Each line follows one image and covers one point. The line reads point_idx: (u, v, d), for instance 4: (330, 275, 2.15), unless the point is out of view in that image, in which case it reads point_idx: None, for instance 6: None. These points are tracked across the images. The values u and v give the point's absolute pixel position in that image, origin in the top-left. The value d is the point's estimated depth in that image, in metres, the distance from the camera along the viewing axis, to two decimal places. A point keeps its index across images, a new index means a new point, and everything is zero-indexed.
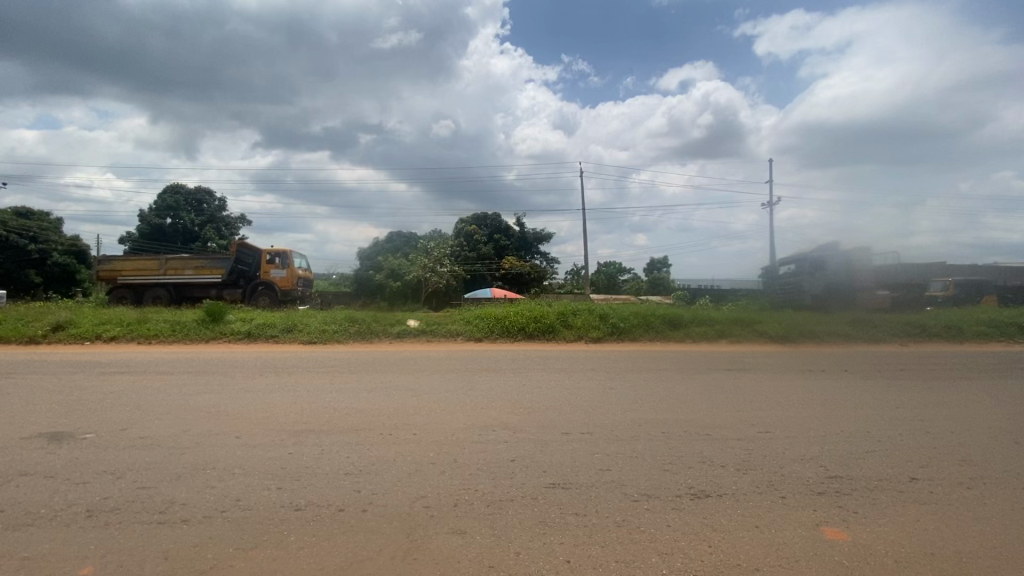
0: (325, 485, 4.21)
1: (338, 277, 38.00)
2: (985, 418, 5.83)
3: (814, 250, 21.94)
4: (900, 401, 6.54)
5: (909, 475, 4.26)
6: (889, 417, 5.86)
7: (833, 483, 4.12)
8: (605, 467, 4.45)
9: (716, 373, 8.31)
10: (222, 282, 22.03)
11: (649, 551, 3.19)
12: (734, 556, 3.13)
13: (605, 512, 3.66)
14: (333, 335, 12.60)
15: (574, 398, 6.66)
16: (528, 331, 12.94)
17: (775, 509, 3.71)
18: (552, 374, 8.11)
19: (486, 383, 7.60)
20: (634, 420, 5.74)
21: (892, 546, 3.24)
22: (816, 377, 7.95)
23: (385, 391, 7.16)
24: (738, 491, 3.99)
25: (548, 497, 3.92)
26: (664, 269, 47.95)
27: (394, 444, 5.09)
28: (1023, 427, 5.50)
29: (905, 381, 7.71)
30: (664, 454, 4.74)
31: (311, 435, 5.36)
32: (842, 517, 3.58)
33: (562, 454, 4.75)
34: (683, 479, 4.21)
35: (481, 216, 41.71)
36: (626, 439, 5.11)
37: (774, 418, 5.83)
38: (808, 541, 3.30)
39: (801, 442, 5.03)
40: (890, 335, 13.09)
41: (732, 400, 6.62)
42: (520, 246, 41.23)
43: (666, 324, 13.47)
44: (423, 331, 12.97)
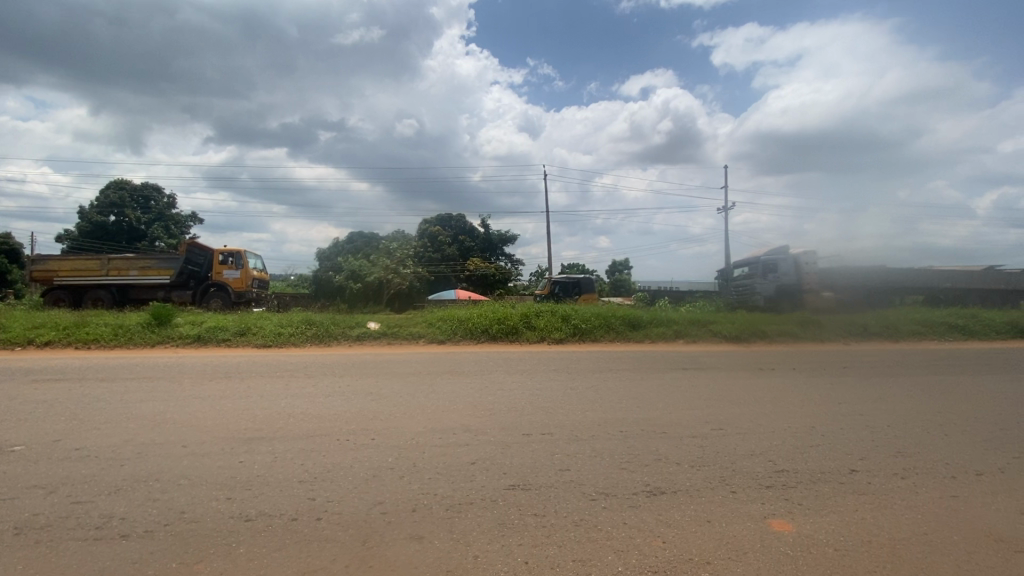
0: (278, 494, 4.07)
1: (296, 278, 36.92)
2: (917, 412, 6.22)
3: (768, 254, 22.93)
4: (843, 397, 6.90)
5: (849, 468, 4.50)
6: (833, 413, 6.18)
7: (780, 477, 4.30)
8: (564, 467, 4.50)
9: (674, 372, 8.54)
10: (171, 283, 20.99)
11: (605, 549, 3.24)
12: (687, 551, 3.22)
13: (563, 512, 3.70)
14: (291, 338, 12.22)
15: (535, 399, 6.69)
16: (492, 333, 12.93)
17: (726, 503, 3.84)
18: (515, 376, 8.13)
19: (448, 385, 7.53)
20: (594, 420, 5.82)
21: (832, 536, 3.41)
22: (766, 375, 8.31)
23: (342, 395, 6.98)
24: (692, 487, 4.10)
25: (508, 498, 3.93)
26: (626, 271, 49.05)
27: (352, 450, 4.97)
28: (949, 420, 5.92)
29: (846, 378, 8.16)
30: (622, 452, 4.83)
31: (264, 442, 5.17)
32: (788, 510, 3.74)
33: (523, 455, 4.77)
34: (640, 477, 4.29)
35: (445, 217, 41.41)
36: (586, 439, 5.17)
37: (726, 415, 6.04)
38: (757, 534, 3.42)
39: (751, 438, 5.23)
40: (834, 335, 13.82)
41: (688, 398, 6.82)
42: (485, 247, 41.15)
43: (627, 325, 13.76)
44: (384, 333, 12.74)
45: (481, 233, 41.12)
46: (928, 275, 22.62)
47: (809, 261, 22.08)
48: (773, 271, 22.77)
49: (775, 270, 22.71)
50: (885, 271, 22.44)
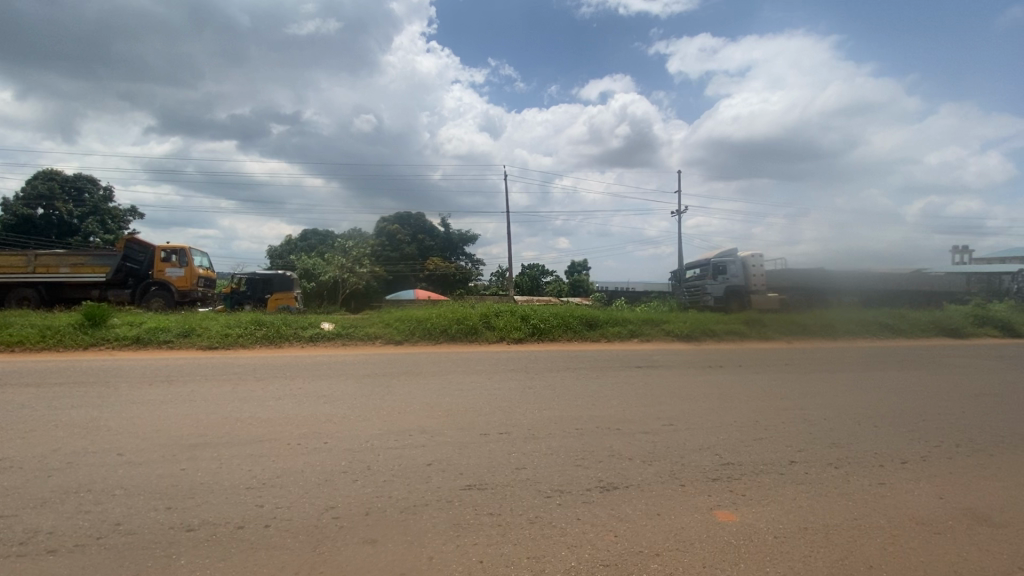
0: (223, 502, 3.90)
1: (246, 277, 35.42)
2: (850, 405, 6.64)
3: (719, 257, 23.72)
4: (784, 393, 7.28)
5: (789, 459, 4.76)
6: (774, 407, 6.51)
7: (726, 469, 4.50)
8: (520, 465, 4.53)
9: (628, 371, 8.75)
10: (106, 282, 19.69)
11: (559, 545, 3.29)
12: (637, 544, 3.32)
13: (519, 510, 3.74)
14: (239, 340, 11.70)
15: (493, 399, 6.69)
16: (451, 333, 12.83)
17: (675, 496, 3.98)
18: (473, 376, 8.10)
19: (405, 386, 7.42)
20: (550, 418, 5.89)
21: (771, 524, 3.60)
22: (714, 372, 8.65)
23: (293, 398, 6.75)
24: (643, 481, 4.23)
25: (463, 499, 3.93)
26: (585, 271, 49.97)
27: (304, 454, 4.82)
28: (878, 413, 6.35)
29: (787, 374, 8.62)
30: (577, 450, 4.91)
31: (209, 448, 4.95)
32: (732, 501, 3.91)
33: (479, 455, 4.77)
34: (594, 473, 4.38)
35: (404, 216, 40.77)
36: (542, 437, 5.23)
37: (677, 411, 6.25)
38: (703, 525, 3.56)
39: (700, 433, 5.45)
40: (777, 334, 14.56)
41: (641, 395, 7.01)
42: (445, 247, 40.79)
43: (584, 325, 13.97)
44: (339, 334, 12.42)
45: (441, 232, 40.76)
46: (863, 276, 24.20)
47: (756, 263, 23.13)
48: (723, 273, 23.41)
49: (724, 272, 23.36)
50: (824, 273, 23.84)
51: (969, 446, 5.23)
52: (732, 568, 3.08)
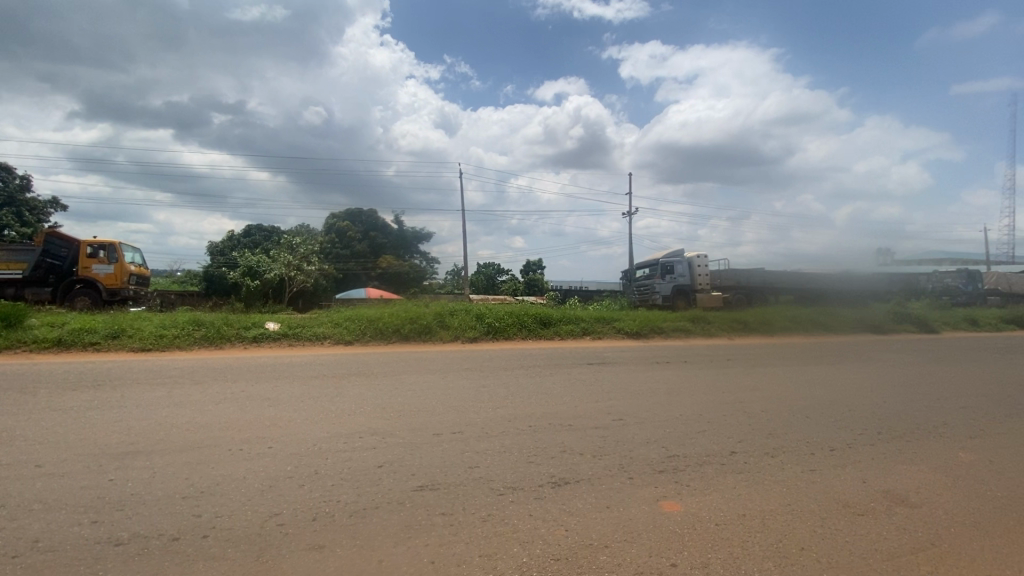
0: (157, 513, 3.67)
1: (183, 275, 33.43)
2: (786, 398, 7.05)
3: (667, 257, 24.56)
4: (727, 387, 7.64)
5: (729, 450, 5.00)
6: (717, 401, 6.82)
7: (672, 461, 4.68)
8: (473, 464, 4.53)
9: (580, 368, 8.90)
10: (23, 279, 18.05)
11: (511, 542, 3.31)
12: (587, 537, 3.39)
13: (471, 508, 3.73)
14: (174, 341, 11.03)
15: (446, 399, 6.64)
16: (404, 333, 12.62)
17: (624, 489, 4.10)
18: (427, 376, 8.02)
19: (355, 388, 7.24)
20: (504, 417, 5.91)
21: (713, 512, 3.78)
22: (662, 368, 8.95)
23: (234, 402, 6.44)
24: (593, 475, 4.32)
25: (415, 500, 3.87)
26: (540, 271, 50.65)
27: (246, 460, 4.62)
28: (812, 404, 6.76)
29: (729, 369, 9.04)
30: (530, 447, 4.95)
31: (141, 457, 4.64)
32: (677, 492, 4.07)
33: (432, 455, 4.72)
34: (546, 469, 4.44)
35: (355, 212, 39.71)
36: (495, 436, 5.24)
37: (627, 406, 6.43)
38: (649, 516, 3.69)
39: (647, 427, 5.63)
40: (720, 331, 15.26)
41: (592, 392, 7.15)
42: (398, 245, 39.99)
43: (538, 323, 14.10)
44: (285, 335, 11.94)
45: (394, 230, 39.93)
46: (798, 276, 25.75)
47: (701, 264, 24.12)
48: (671, 273, 24.24)
49: (672, 272, 24.21)
50: (763, 274, 25.22)
51: (889, 432, 5.68)
52: (677, 555, 3.20)
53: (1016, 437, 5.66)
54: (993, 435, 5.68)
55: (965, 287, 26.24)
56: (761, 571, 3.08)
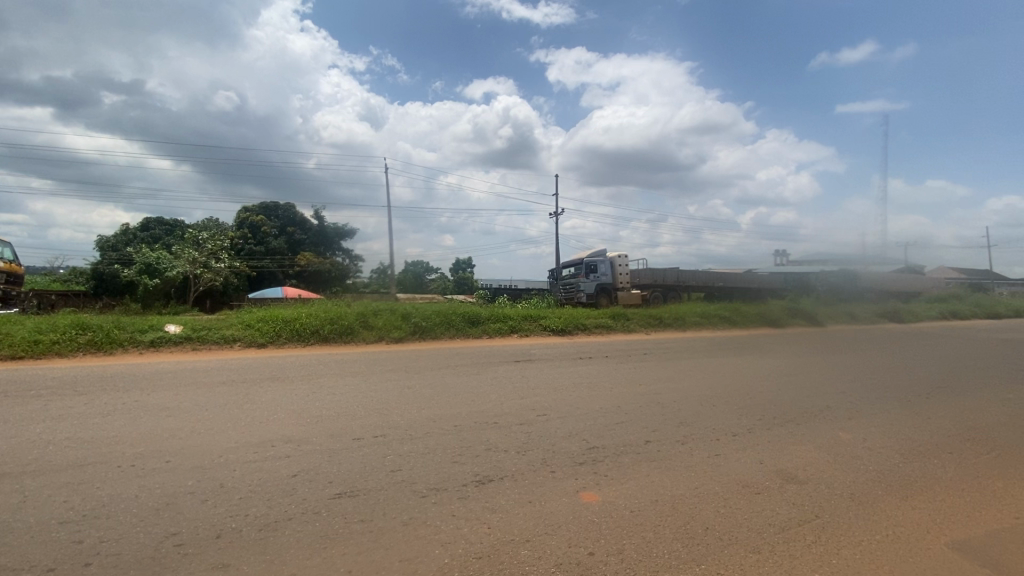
0: (26, 542, 3.22)
1: (66, 273, 29.70)
2: (695, 388, 7.56)
3: (591, 257, 25.44)
4: (642, 379, 8.06)
5: (644, 439, 5.29)
6: (635, 393, 7.16)
7: (592, 453, 4.85)
8: (395, 467, 4.42)
9: (506, 365, 9.01)
10: None
11: (433, 543, 3.27)
12: (509, 532, 3.42)
13: (392, 513, 3.64)
14: (54, 347, 9.80)
15: (368, 401, 6.45)
16: (323, 334, 12.06)
17: (546, 483, 4.19)
18: (349, 378, 7.75)
19: (270, 393, 6.83)
20: (429, 417, 5.83)
21: (628, 499, 3.96)
22: (585, 364, 9.26)
23: (127, 413, 5.81)
24: (517, 471, 4.38)
25: (332, 508, 3.71)
26: (468, 270, 50.60)
27: (139, 476, 4.19)
28: (717, 393, 7.30)
29: (646, 363, 9.55)
30: (454, 447, 4.92)
31: (7, 480, 4.05)
32: (596, 482, 4.23)
33: (351, 461, 4.55)
34: (470, 468, 4.43)
35: (270, 206, 37.38)
36: (419, 437, 5.15)
37: (551, 402, 6.58)
38: (569, 508, 3.80)
39: (569, 421, 5.80)
40: (639, 327, 16.09)
41: (517, 389, 7.26)
42: (318, 241, 37.95)
43: (466, 322, 14.04)
44: (188, 338, 10.95)
45: (314, 226, 37.92)
46: (709, 275, 27.65)
47: (623, 263, 25.21)
48: (594, 272, 25.11)
49: (595, 271, 25.12)
50: (677, 273, 26.88)
51: (784, 417, 6.27)
52: (594, 544, 3.32)
53: (884, 416, 6.46)
54: (866, 416, 6.46)
55: None
56: (670, 553, 3.27)
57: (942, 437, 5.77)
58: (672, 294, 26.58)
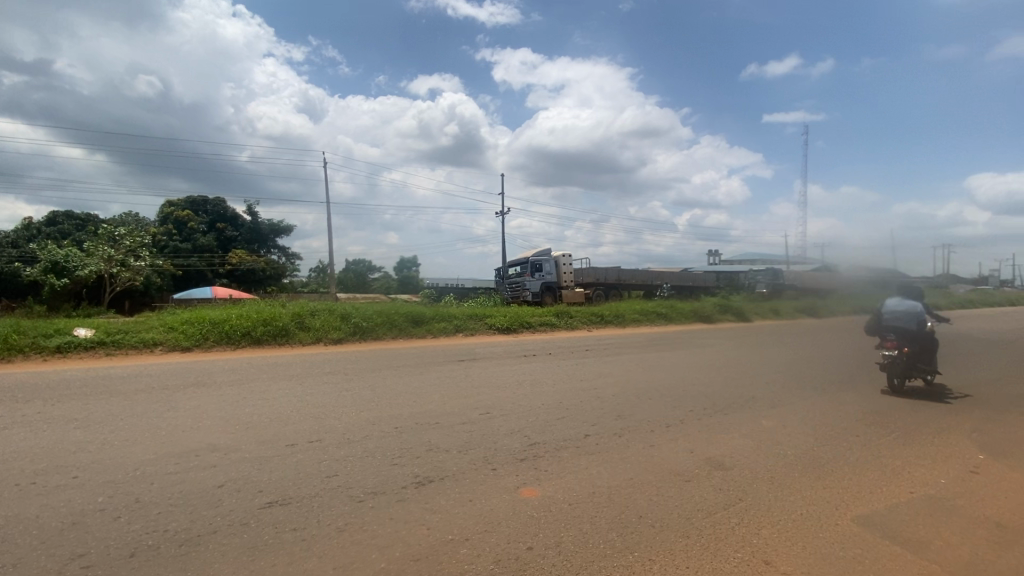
0: None
1: None
2: (633, 382, 7.84)
3: (536, 256, 25.78)
4: (584, 375, 8.26)
5: (584, 433, 5.42)
6: (576, 389, 7.33)
7: (532, 449, 4.92)
8: (331, 473, 4.28)
9: (451, 365, 8.96)
10: None
11: (369, 548, 3.20)
12: (447, 533, 3.41)
13: (327, 519, 3.53)
14: None
15: (304, 405, 6.21)
16: (255, 335, 11.46)
17: (486, 480, 4.20)
18: (284, 382, 7.43)
19: (196, 399, 6.42)
20: (369, 420, 5.69)
21: (566, 492, 4.05)
22: (528, 361, 9.38)
23: (27, 426, 5.27)
24: (457, 471, 4.36)
25: (261, 518, 3.54)
26: (414, 269, 49.85)
27: (40, 494, 3.81)
28: (653, 386, 7.61)
29: (587, 359, 9.80)
30: (394, 449, 4.82)
31: None
32: (536, 478, 4.28)
33: (284, 468, 4.36)
34: (410, 470, 4.37)
35: (198, 200, 35.04)
36: (357, 441, 5.01)
37: (494, 400, 6.60)
38: (509, 504, 3.83)
39: (512, 418, 5.85)
40: (581, 324, 16.49)
41: (461, 388, 7.24)
42: (251, 239, 36.10)
43: (409, 322, 13.79)
44: (101, 342, 10.04)
45: (246, 222, 35.97)
46: (648, 274, 28.78)
47: (567, 262, 25.67)
48: (539, 270, 25.42)
49: (540, 269, 25.43)
50: (619, 272, 27.79)
51: (713, 407, 6.63)
52: (532, 539, 3.37)
53: (801, 404, 6.98)
54: (786, 404, 6.95)
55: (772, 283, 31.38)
56: (605, 542, 3.37)
57: (850, 421, 6.32)
58: (614, 292, 27.41)
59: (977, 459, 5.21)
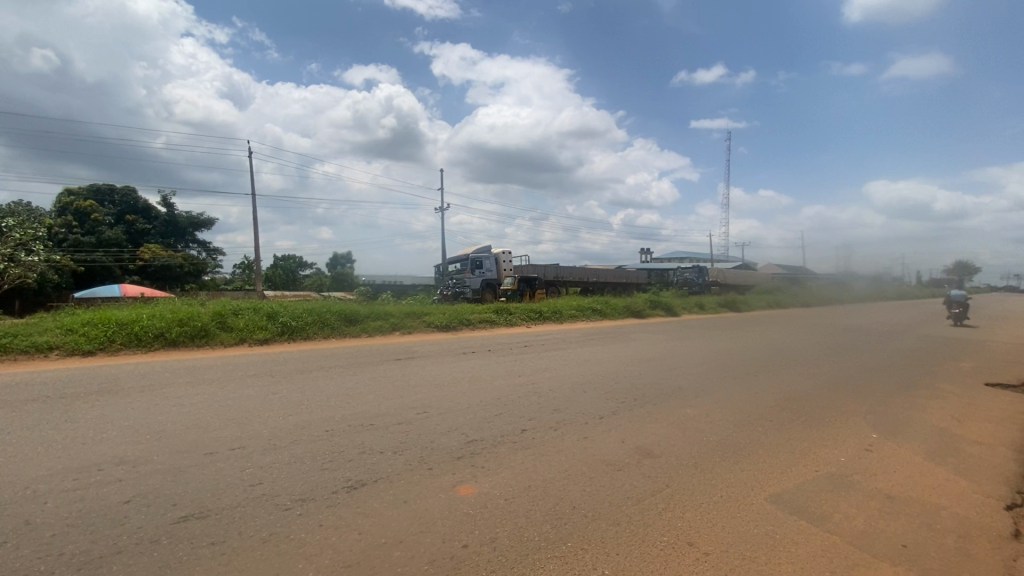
0: None
1: None
2: (570, 376, 8.04)
3: (478, 252, 26.28)
4: (522, 371, 8.37)
5: (520, 428, 5.48)
6: (514, 384, 7.42)
7: (469, 446, 4.91)
8: (255, 481, 4.04)
9: (387, 364, 8.74)
10: None
11: (296, 557, 3.06)
12: (379, 535, 3.33)
13: (249, 530, 3.33)
14: None
15: (226, 411, 5.82)
16: (171, 337, 10.61)
17: (421, 480, 4.15)
18: (204, 386, 6.94)
19: (99, 408, 5.84)
20: (297, 424, 5.43)
21: (502, 488, 4.08)
22: (466, 359, 9.35)
23: None
24: (392, 472, 4.26)
25: (175, 534, 3.29)
26: (349, 266, 48.24)
27: None
28: (589, 380, 7.84)
29: (525, 354, 9.93)
30: (324, 453, 4.63)
31: None
32: (472, 475, 4.28)
33: (202, 478, 4.07)
34: (342, 474, 4.21)
35: (103, 189, 31.92)
36: (284, 446, 4.77)
37: (430, 399, 6.51)
38: (445, 503, 3.81)
39: (448, 416, 5.80)
40: (520, 320, 16.69)
41: (396, 387, 7.10)
42: (166, 232, 33.50)
43: (342, 320, 13.32)
44: None
45: (161, 214, 33.26)
46: (585, 271, 29.60)
47: (506, 259, 25.80)
48: (480, 268, 25.95)
49: (480, 267, 25.92)
50: (557, 268, 28.39)
51: (643, 398, 6.93)
52: (468, 537, 3.36)
53: (722, 393, 7.45)
54: (709, 393, 7.40)
55: (698, 279, 33.25)
56: (540, 535, 3.43)
57: (765, 407, 6.82)
58: (552, 288, 28.00)
59: (870, 438, 5.80)
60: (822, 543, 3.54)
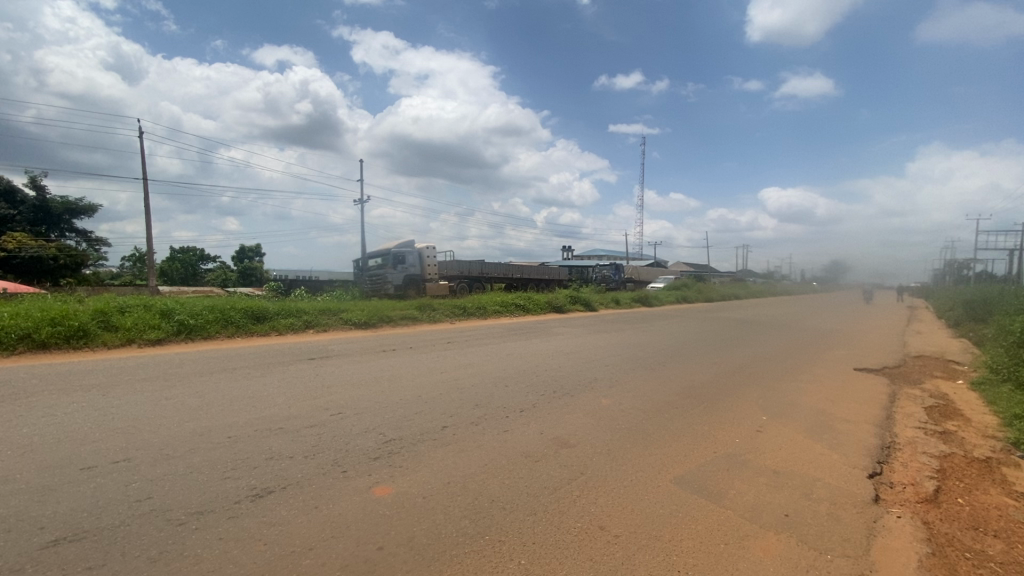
0: None
1: None
2: (492, 371, 8.10)
3: (399, 247, 24.82)
4: (444, 367, 8.30)
5: (441, 426, 5.42)
6: (436, 381, 7.32)
7: (388, 446, 4.78)
8: (143, 496, 3.67)
9: (299, 364, 8.29)
10: None
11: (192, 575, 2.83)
12: (289, 544, 3.16)
13: (137, 550, 3.02)
14: None
15: (109, 420, 5.22)
16: (40, 338, 9.30)
17: (334, 484, 3.98)
18: (81, 393, 6.17)
19: None
20: (195, 431, 4.98)
21: (420, 487, 4.02)
22: (386, 356, 9.11)
23: None
24: (302, 478, 4.05)
25: (42, 561, 2.90)
26: (258, 260, 45.14)
27: None
28: (511, 375, 7.94)
29: (446, 351, 9.85)
30: (226, 461, 4.31)
31: None
32: (389, 475, 4.19)
33: (78, 496, 3.62)
34: (246, 482, 3.94)
35: None
36: (179, 456, 4.37)
37: (346, 399, 6.26)
38: (361, 505, 3.70)
39: (366, 416, 5.62)
40: (444, 317, 16.53)
41: (310, 388, 6.75)
42: (37, 219, 29.36)
43: (249, 318, 12.43)
44: None
45: (30, 198, 29.08)
46: (508, 267, 29.96)
47: (430, 254, 25.47)
48: (402, 262, 24.72)
49: (403, 262, 24.73)
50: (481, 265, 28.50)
51: (562, 391, 7.13)
52: (383, 538, 3.28)
53: (634, 383, 7.86)
54: (623, 384, 7.77)
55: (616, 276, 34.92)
56: (458, 531, 3.42)
57: (672, 396, 7.27)
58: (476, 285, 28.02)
59: (761, 421, 6.40)
60: (719, 518, 3.86)
